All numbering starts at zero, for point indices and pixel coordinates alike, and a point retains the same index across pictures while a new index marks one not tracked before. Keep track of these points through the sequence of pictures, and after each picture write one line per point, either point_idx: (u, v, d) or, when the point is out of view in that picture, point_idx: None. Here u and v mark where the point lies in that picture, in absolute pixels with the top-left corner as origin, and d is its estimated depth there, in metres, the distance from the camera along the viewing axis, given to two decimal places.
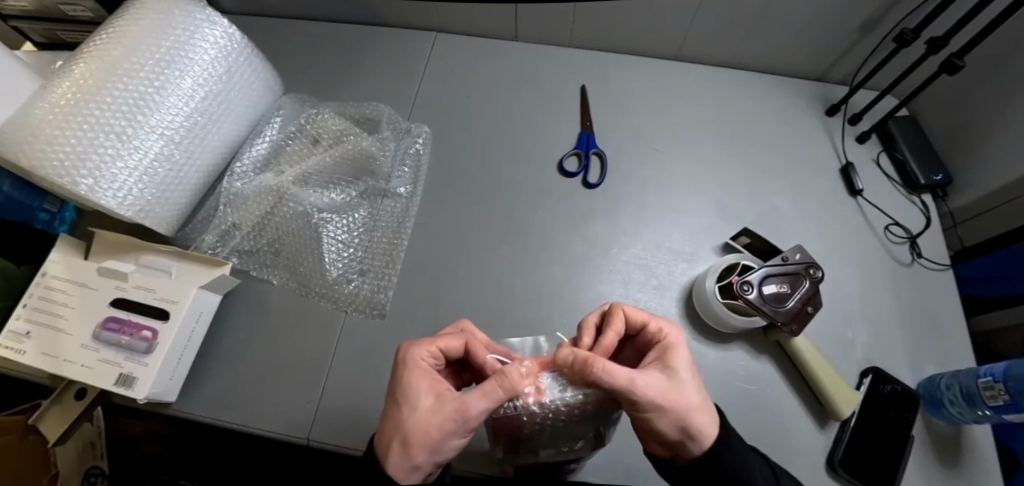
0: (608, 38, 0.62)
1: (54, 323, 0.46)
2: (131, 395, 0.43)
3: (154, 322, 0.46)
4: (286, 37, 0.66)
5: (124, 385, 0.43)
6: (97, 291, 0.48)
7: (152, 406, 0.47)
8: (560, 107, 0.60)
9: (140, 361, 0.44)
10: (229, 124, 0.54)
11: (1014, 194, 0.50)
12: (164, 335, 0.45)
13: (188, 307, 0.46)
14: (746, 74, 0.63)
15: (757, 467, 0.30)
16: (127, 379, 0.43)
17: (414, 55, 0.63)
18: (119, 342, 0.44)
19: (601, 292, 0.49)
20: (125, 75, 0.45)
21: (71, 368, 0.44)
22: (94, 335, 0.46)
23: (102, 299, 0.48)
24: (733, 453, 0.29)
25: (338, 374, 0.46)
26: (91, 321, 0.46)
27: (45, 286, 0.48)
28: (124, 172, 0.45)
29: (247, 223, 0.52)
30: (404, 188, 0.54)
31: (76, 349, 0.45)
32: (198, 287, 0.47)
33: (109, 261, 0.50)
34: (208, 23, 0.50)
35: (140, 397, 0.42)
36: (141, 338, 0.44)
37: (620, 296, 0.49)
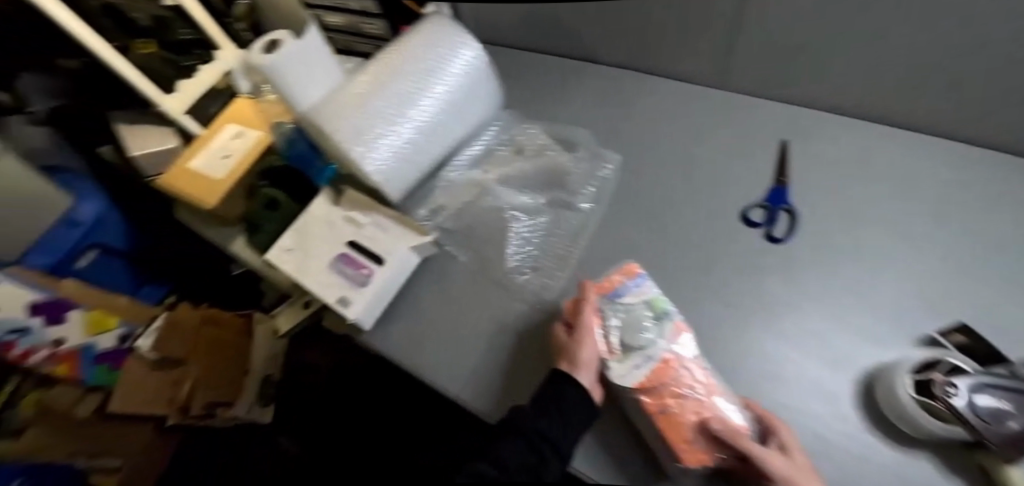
0: (820, 99, 0.61)
1: (308, 245, 0.63)
2: (345, 313, 0.56)
3: (372, 264, 0.59)
4: (510, 63, 0.79)
5: (343, 304, 0.56)
6: (338, 231, 0.64)
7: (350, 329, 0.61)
8: (751, 158, 0.60)
9: (357, 290, 0.57)
10: (458, 126, 0.66)
11: None
12: (377, 276, 0.58)
13: (398, 261, 0.59)
14: (992, 156, 0.55)
15: None
16: (346, 300, 0.56)
17: (616, 91, 0.70)
18: (347, 273, 0.59)
19: (766, 347, 0.48)
20: (405, 78, 0.60)
21: (310, 281, 0.59)
22: (332, 263, 0.61)
23: (340, 238, 0.63)
24: None
25: (497, 348, 0.53)
26: (330, 252, 0.62)
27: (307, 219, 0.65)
28: (385, 148, 0.59)
29: (452, 206, 0.64)
30: (586, 205, 0.60)
31: (317, 268, 0.60)
32: (406, 247, 0.59)
33: (350, 211, 0.65)
34: (466, 46, 0.63)
35: (351, 317, 0.55)
36: (362, 274, 0.58)
37: (786, 357, 0.48)
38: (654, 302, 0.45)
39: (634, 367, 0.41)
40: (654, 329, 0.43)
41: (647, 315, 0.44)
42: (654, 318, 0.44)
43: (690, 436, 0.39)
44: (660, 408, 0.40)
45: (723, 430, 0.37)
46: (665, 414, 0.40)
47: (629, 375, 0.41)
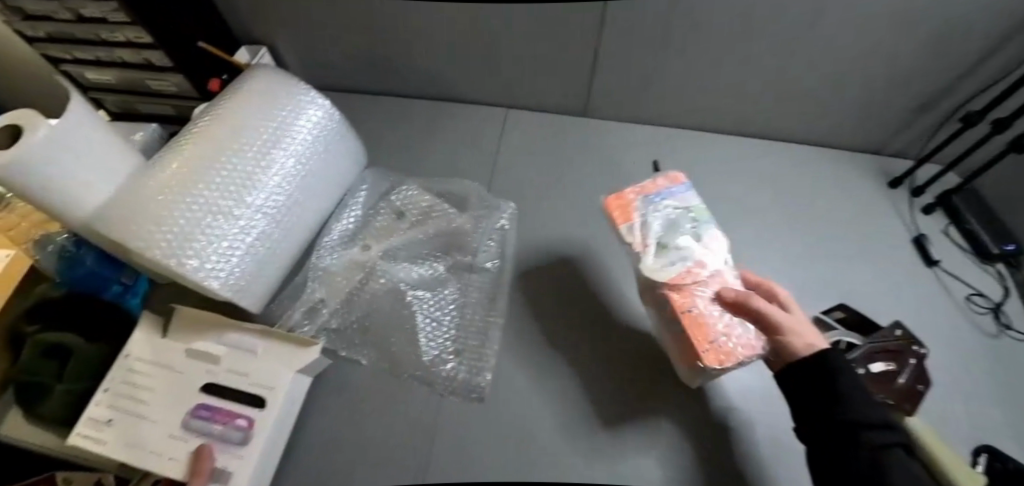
0: (675, 116, 0.66)
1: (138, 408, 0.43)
2: None
3: (249, 409, 0.43)
4: (363, 114, 0.68)
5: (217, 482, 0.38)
6: (183, 374, 0.46)
7: None
8: (634, 180, 0.62)
9: (235, 453, 0.40)
10: (322, 199, 0.54)
11: None
12: (260, 423, 0.42)
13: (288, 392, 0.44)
14: (804, 148, 0.67)
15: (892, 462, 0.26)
16: (221, 474, 0.39)
17: (488, 129, 0.66)
18: (211, 432, 0.41)
19: None
20: (235, 156, 0.46)
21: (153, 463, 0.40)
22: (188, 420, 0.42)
23: (189, 385, 0.45)
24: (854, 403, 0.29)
25: (438, 466, 0.43)
26: (178, 409, 0.43)
27: (127, 368, 0.46)
28: (228, 252, 0.45)
29: (336, 299, 0.51)
30: (491, 263, 0.54)
31: (160, 439, 0.42)
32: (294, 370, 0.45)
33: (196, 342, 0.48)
34: (313, 102, 0.51)
35: None
36: (236, 427, 0.41)
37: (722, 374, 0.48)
38: (696, 210, 0.44)
39: (669, 263, 0.40)
40: (692, 233, 0.42)
41: (687, 220, 0.43)
42: (694, 224, 0.43)
43: (716, 331, 0.37)
44: (688, 309, 0.38)
45: (732, 295, 0.36)
46: (695, 312, 0.38)
47: (664, 270, 0.40)
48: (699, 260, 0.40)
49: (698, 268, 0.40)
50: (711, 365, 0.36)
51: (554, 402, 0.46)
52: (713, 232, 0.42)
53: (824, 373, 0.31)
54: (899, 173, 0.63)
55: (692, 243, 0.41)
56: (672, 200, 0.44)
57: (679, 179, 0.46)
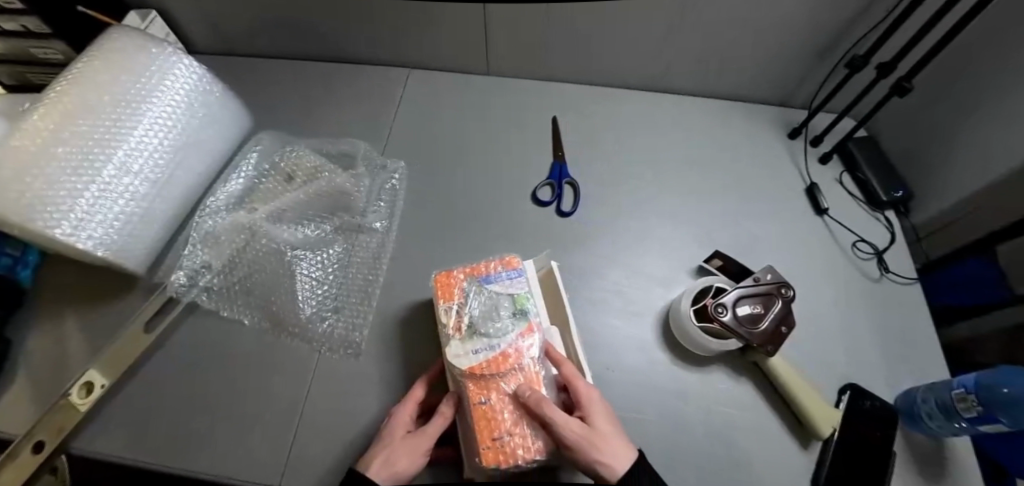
0: (577, 72, 0.65)
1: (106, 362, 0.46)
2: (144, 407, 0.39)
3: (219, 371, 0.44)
4: (262, 76, 0.66)
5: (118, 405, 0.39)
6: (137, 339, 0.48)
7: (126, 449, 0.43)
8: (533, 138, 0.61)
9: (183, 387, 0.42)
10: (199, 161, 0.53)
11: (982, 200, 0.53)
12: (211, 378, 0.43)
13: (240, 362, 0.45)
14: (709, 102, 0.66)
15: None
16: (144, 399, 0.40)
17: (387, 89, 0.65)
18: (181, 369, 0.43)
19: (580, 318, 0.50)
20: (92, 114, 0.45)
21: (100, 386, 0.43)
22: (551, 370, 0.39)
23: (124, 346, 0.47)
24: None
25: (312, 416, 0.44)
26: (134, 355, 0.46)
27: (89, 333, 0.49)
28: (96, 211, 0.44)
29: (218, 262, 0.51)
30: (379, 223, 0.54)
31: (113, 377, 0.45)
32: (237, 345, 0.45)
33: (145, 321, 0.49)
34: (176, 62, 0.50)
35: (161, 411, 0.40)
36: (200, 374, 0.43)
37: (599, 323, 0.50)
38: (520, 299, 0.41)
39: (472, 350, 0.37)
40: (508, 321, 0.39)
41: (507, 306, 0.40)
42: (513, 313, 0.40)
43: (500, 428, 0.34)
44: (479, 401, 0.35)
45: (529, 397, 0.35)
46: (486, 406, 0.35)
47: (469, 357, 0.37)
48: (500, 357, 0.37)
49: (500, 363, 0.37)
50: (491, 465, 0.33)
51: (430, 353, 0.47)
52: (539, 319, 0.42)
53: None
54: (799, 124, 0.63)
55: (503, 332, 0.38)
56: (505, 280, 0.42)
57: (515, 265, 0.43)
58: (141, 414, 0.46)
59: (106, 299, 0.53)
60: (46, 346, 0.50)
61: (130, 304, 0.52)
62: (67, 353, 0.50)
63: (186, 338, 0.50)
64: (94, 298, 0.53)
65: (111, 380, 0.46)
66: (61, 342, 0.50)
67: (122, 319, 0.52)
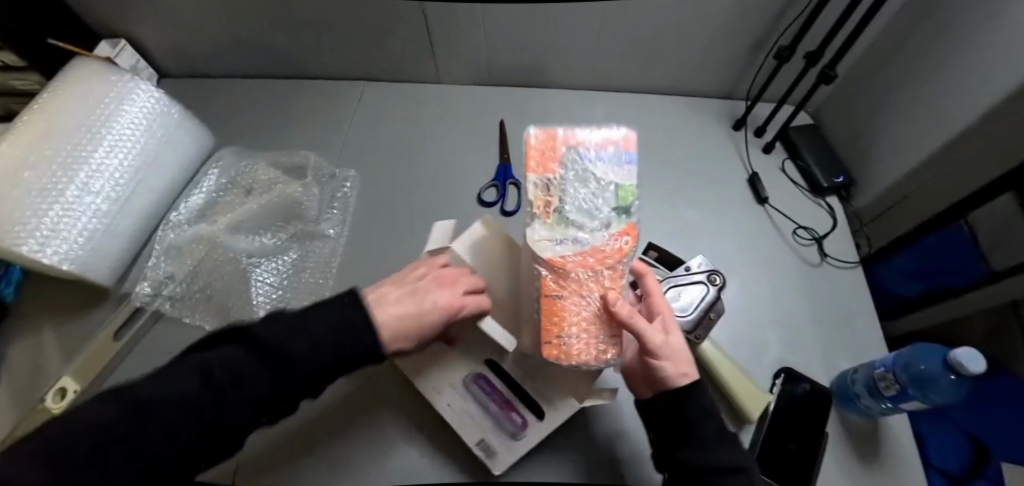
0: (525, 76, 0.67)
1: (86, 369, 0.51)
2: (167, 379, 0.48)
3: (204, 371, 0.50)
4: (225, 95, 0.70)
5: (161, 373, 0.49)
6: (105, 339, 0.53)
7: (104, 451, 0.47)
8: (481, 142, 0.63)
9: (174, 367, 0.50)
10: (163, 178, 0.57)
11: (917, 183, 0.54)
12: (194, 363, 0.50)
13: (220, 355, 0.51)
14: (656, 98, 0.68)
15: (706, 424, 0.32)
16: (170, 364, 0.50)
17: (342, 101, 0.68)
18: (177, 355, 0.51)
19: None
20: (60, 141, 0.49)
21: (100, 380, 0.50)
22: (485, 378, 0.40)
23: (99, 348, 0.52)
24: (698, 406, 0.33)
25: None
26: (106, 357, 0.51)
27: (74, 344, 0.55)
28: (63, 230, 0.48)
29: (181, 272, 0.55)
30: (331, 229, 0.57)
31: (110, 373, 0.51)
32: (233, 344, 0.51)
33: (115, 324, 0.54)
34: (136, 86, 0.54)
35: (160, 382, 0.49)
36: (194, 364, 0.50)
37: None
38: (624, 190, 0.35)
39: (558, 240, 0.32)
40: (601, 220, 0.34)
41: (608, 201, 0.34)
42: (615, 207, 0.34)
43: (570, 326, 0.31)
44: (553, 295, 0.31)
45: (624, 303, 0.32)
46: (557, 300, 0.31)
47: (551, 246, 0.32)
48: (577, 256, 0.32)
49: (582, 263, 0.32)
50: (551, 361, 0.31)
51: None
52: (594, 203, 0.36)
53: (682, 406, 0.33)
54: (742, 116, 0.65)
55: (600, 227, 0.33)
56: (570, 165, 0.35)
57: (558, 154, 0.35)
58: None
59: (81, 310, 0.56)
60: (26, 356, 0.54)
61: (102, 314, 0.56)
62: (44, 361, 0.54)
63: (152, 344, 0.53)
64: (69, 310, 0.57)
65: (81, 384, 0.49)
66: (38, 351, 0.54)
67: (95, 328, 0.55)
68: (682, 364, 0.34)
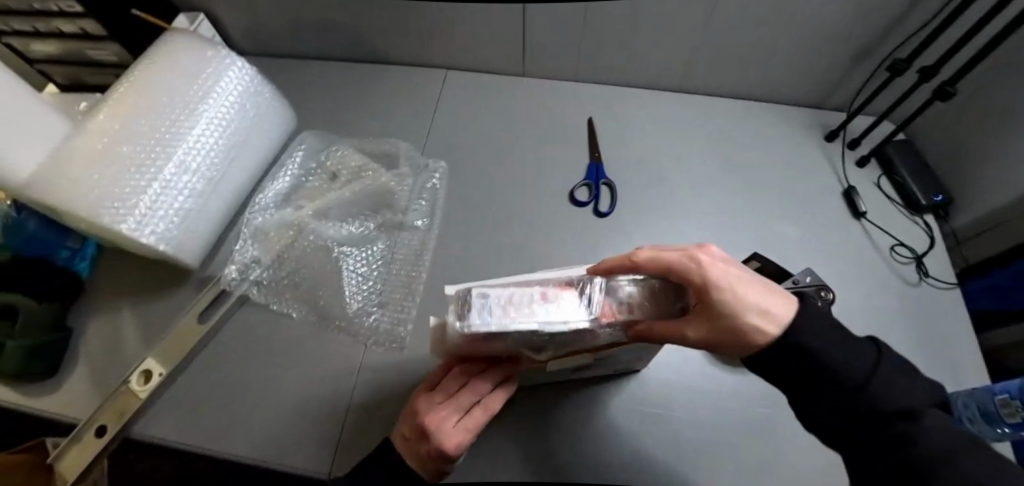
0: (613, 74, 0.66)
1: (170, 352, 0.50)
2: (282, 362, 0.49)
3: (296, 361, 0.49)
4: (301, 75, 0.68)
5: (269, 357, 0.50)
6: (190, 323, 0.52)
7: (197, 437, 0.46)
8: (570, 139, 0.62)
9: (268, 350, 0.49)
10: (249, 159, 0.55)
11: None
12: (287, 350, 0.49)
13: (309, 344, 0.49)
14: (745, 103, 0.66)
15: (846, 363, 0.26)
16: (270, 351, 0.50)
17: (426, 90, 0.66)
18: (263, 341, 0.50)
19: None
20: (155, 114, 0.47)
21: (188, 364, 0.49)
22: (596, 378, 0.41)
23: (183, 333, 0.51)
24: (818, 346, 0.27)
25: (359, 406, 0.46)
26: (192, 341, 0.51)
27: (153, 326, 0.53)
28: (157, 208, 0.46)
29: (268, 256, 0.53)
30: (421, 221, 0.56)
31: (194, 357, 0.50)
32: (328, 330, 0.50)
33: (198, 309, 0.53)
34: (230, 64, 0.52)
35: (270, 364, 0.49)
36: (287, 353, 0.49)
37: None
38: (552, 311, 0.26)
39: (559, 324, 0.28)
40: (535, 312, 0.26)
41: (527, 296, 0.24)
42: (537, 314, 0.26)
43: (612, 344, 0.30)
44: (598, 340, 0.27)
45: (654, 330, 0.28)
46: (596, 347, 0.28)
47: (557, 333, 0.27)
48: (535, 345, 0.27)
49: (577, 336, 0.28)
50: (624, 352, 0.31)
51: None
52: (540, 292, 0.27)
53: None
54: (835, 127, 0.63)
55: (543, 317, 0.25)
56: (503, 305, 0.25)
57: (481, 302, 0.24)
58: (199, 400, 0.48)
59: (160, 290, 0.55)
60: (106, 334, 0.53)
61: (183, 296, 0.55)
62: (125, 341, 0.52)
63: (236, 331, 0.52)
64: (148, 289, 0.56)
65: (167, 368, 0.49)
66: (119, 329, 0.53)
67: (176, 310, 0.54)
68: (755, 329, 0.28)
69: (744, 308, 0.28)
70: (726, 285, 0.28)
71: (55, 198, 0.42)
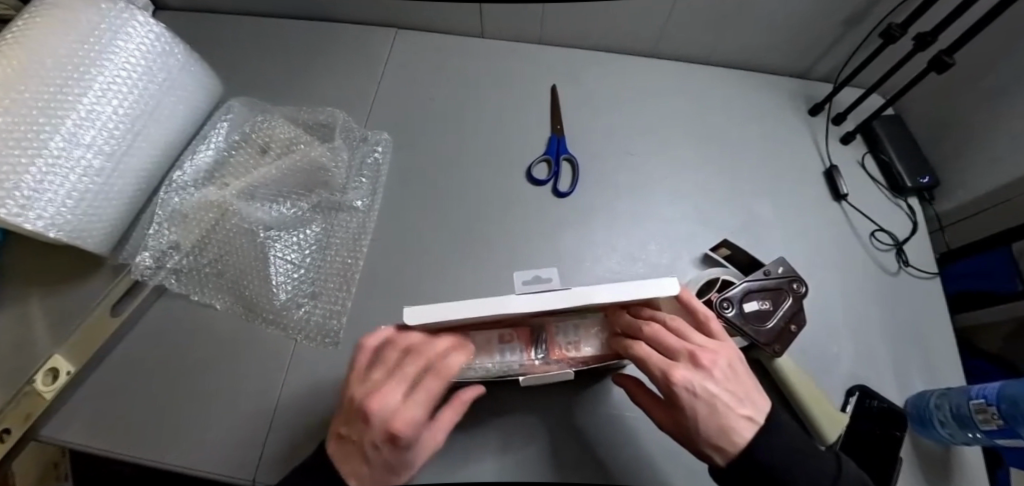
0: (581, 37, 0.59)
1: (76, 346, 0.45)
2: (203, 357, 0.45)
3: (218, 356, 0.44)
4: (231, 35, 0.60)
5: (188, 353, 0.45)
6: (98, 315, 0.47)
7: (106, 444, 0.41)
8: (532, 109, 0.56)
9: (194, 344, 0.45)
10: (159, 130, 0.49)
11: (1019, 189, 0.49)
12: (210, 345, 0.45)
13: (234, 339, 0.45)
14: (725, 71, 0.60)
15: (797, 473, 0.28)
16: (189, 348, 0.45)
17: (371, 51, 0.58)
18: (186, 336, 0.46)
19: None
20: (35, 76, 0.40)
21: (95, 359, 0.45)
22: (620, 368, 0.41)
23: (90, 326, 0.46)
24: (780, 460, 0.28)
25: (285, 407, 0.42)
26: (100, 335, 0.45)
27: (62, 319, 0.48)
28: (46, 188, 0.40)
29: (187, 242, 0.48)
30: (360, 201, 0.50)
31: (107, 354, 0.46)
32: (256, 322, 0.46)
33: (111, 299, 0.48)
34: (128, 18, 0.45)
35: (185, 366, 0.44)
36: (211, 347, 0.45)
37: None
38: (515, 352, 0.34)
39: (500, 356, 0.34)
40: (501, 350, 0.34)
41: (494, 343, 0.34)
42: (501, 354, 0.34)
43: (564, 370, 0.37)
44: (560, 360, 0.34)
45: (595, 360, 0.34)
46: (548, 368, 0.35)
47: (502, 363, 0.33)
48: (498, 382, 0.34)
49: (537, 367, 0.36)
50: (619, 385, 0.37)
51: None
52: (499, 336, 0.35)
53: (762, 466, 0.27)
54: (821, 99, 0.58)
55: (502, 355, 0.34)
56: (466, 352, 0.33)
57: (448, 374, 0.29)
58: (109, 402, 0.43)
59: (71, 278, 0.50)
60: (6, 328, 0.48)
61: (97, 284, 0.49)
62: (29, 334, 0.47)
63: (152, 324, 0.47)
64: (57, 276, 0.50)
65: (77, 365, 0.44)
66: (24, 321, 0.48)
67: (91, 299, 0.49)
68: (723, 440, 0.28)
69: (714, 424, 0.28)
70: (708, 408, 0.28)
71: None
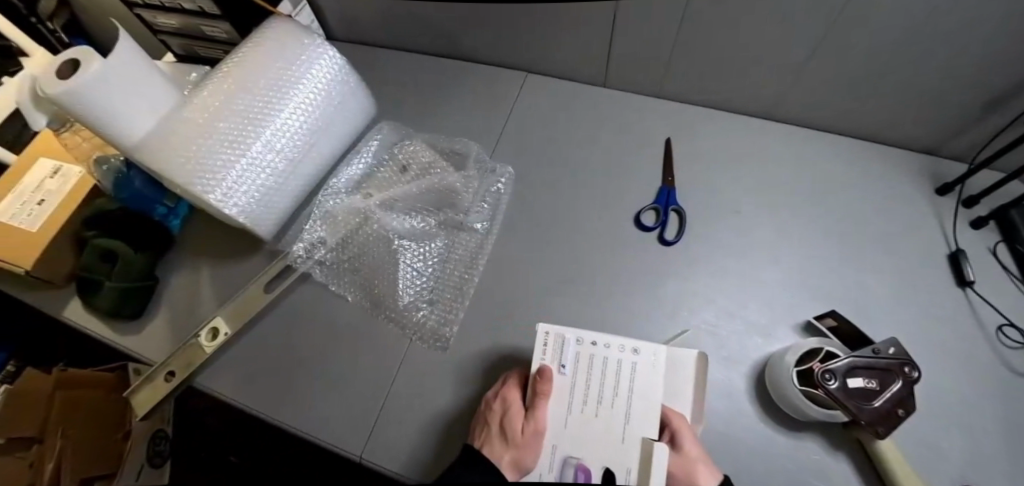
0: (699, 94, 0.61)
1: (235, 314, 0.54)
2: (331, 340, 0.52)
3: (343, 343, 0.51)
4: (386, 68, 0.70)
5: (320, 334, 0.52)
6: (251, 292, 0.55)
7: (248, 400, 0.49)
8: (644, 158, 0.59)
9: (324, 327, 0.53)
10: (327, 142, 0.58)
11: None
12: (339, 331, 0.52)
13: (360, 329, 0.52)
14: (844, 142, 0.60)
15: None
16: (321, 330, 0.53)
17: (503, 92, 0.65)
18: (319, 320, 0.53)
19: None
20: (251, 94, 0.50)
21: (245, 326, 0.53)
22: None
23: (247, 299, 0.55)
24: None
25: (394, 400, 0.47)
26: (252, 309, 0.54)
27: (224, 288, 0.58)
28: (244, 182, 0.50)
29: (333, 238, 0.56)
30: (480, 224, 0.56)
31: (254, 325, 0.54)
32: (378, 318, 0.52)
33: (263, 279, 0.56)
34: (322, 52, 0.54)
35: (315, 346, 0.52)
36: (340, 331, 0.52)
37: (721, 380, 0.47)
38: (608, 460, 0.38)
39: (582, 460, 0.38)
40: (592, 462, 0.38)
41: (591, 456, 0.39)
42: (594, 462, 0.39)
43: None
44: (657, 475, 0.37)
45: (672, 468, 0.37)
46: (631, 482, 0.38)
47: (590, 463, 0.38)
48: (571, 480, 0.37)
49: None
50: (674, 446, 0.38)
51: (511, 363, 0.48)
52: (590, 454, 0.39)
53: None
54: (951, 179, 0.56)
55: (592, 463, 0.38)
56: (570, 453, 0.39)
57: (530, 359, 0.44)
58: (253, 365, 0.51)
59: (235, 255, 0.60)
60: (184, 289, 0.58)
61: (255, 264, 0.59)
62: (200, 297, 0.57)
63: (292, 303, 0.55)
64: (224, 252, 0.60)
65: (233, 328, 0.52)
66: (196, 285, 0.58)
67: (249, 275, 0.58)
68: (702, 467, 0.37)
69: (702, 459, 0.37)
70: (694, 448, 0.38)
71: (159, 165, 0.46)
